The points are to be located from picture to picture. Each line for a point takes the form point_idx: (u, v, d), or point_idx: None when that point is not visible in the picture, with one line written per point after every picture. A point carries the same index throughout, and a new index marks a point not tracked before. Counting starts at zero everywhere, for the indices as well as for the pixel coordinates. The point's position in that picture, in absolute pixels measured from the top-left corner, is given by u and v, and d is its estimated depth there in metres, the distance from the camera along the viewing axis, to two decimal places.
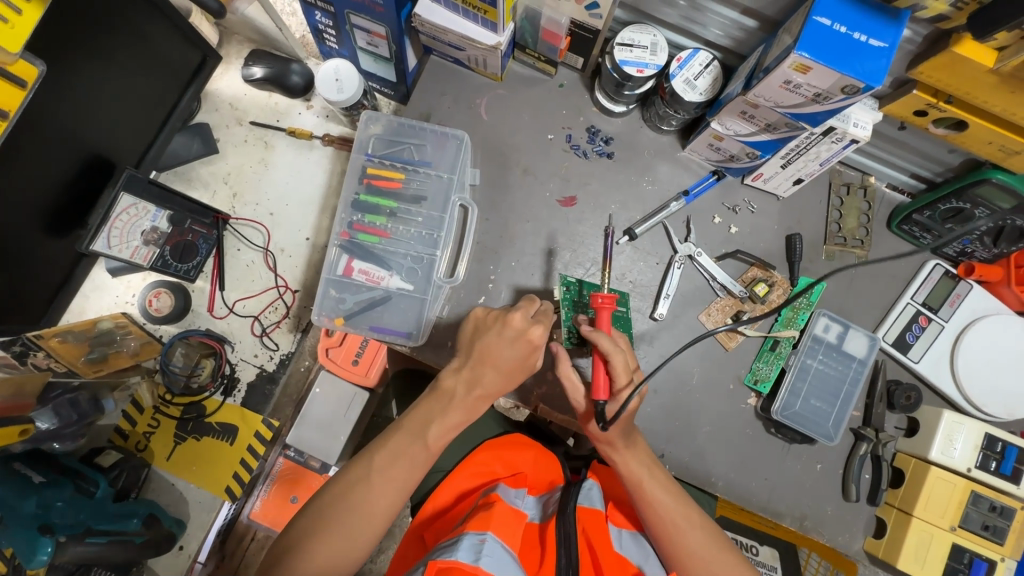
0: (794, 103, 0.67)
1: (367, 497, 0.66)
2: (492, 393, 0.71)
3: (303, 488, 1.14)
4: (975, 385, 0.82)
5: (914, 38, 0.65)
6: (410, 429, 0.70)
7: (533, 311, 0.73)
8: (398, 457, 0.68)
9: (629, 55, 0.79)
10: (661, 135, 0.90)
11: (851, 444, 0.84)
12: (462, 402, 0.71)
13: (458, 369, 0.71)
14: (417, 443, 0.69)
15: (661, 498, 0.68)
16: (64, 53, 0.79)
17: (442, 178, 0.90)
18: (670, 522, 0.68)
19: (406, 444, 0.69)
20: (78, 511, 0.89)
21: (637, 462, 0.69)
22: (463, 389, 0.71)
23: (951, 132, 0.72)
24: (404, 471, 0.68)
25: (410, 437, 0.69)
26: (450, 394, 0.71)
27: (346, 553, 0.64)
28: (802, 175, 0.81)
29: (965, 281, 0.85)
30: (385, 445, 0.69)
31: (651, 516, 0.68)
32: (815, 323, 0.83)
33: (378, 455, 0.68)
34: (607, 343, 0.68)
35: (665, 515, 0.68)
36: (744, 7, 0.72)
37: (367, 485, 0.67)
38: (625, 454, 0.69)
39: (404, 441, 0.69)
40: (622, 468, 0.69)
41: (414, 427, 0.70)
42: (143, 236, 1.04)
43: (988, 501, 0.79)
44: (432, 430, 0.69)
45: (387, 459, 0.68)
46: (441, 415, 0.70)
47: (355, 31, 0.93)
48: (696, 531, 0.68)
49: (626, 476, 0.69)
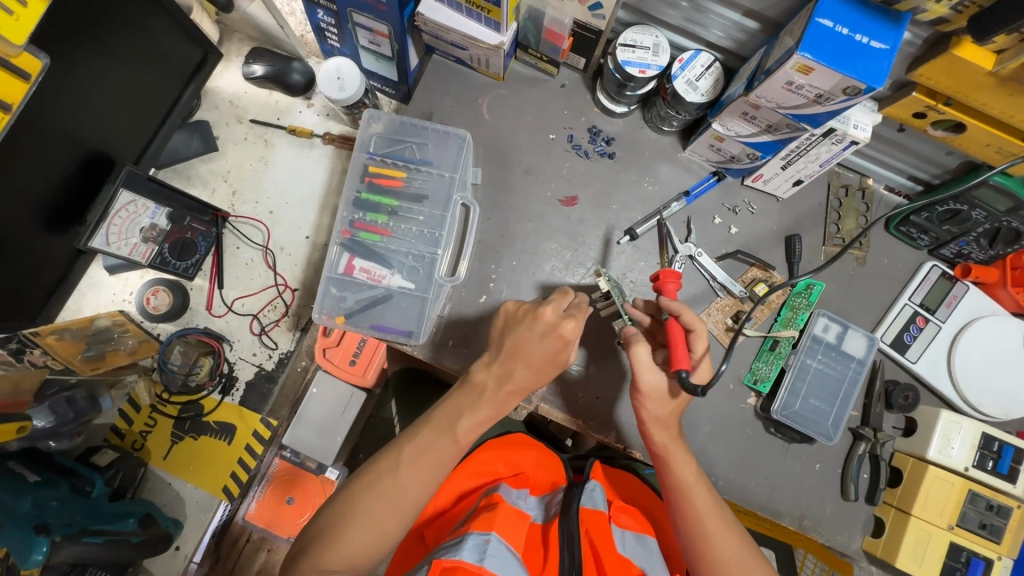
0: (796, 104, 0.68)
1: (393, 489, 0.66)
2: (522, 389, 0.71)
3: (301, 490, 1.10)
4: (972, 385, 0.83)
5: (913, 41, 0.66)
6: (440, 423, 0.70)
7: (566, 304, 0.74)
8: (428, 449, 0.68)
9: (632, 55, 0.79)
10: (662, 136, 0.91)
11: (850, 444, 0.84)
12: (494, 397, 0.71)
13: (489, 364, 0.72)
14: (446, 436, 0.69)
15: (703, 496, 0.70)
16: (64, 47, 0.79)
17: (444, 176, 0.90)
18: (708, 523, 0.68)
19: (434, 437, 0.69)
20: (74, 511, 0.88)
21: (685, 459, 0.72)
22: (494, 382, 0.71)
23: (949, 134, 0.73)
24: (431, 464, 0.68)
25: (438, 431, 0.69)
26: (481, 387, 0.71)
27: (372, 543, 0.63)
28: (802, 176, 0.82)
29: (962, 282, 0.86)
30: (414, 438, 0.69)
31: (691, 514, 0.69)
32: (815, 322, 0.83)
33: (407, 448, 0.68)
34: (689, 315, 0.71)
35: (706, 514, 0.69)
36: (746, 9, 0.72)
37: (395, 474, 0.66)
38: (676, 447, 0.72)
39: (432, 435, 0.69)
40: (671, 462, 0.71)
41: (443, 421, 0.70)
42: (142, 234, 1.05)
43: (985, 499, 0.79)
44: (463, 422, 0.69)
45: (416, 450, 0.68)
46: (472, 409, 0.70)
47: (357, 29, 0.93)
48: (732, 536, 0.68)
49: (673, 471, 0.71)
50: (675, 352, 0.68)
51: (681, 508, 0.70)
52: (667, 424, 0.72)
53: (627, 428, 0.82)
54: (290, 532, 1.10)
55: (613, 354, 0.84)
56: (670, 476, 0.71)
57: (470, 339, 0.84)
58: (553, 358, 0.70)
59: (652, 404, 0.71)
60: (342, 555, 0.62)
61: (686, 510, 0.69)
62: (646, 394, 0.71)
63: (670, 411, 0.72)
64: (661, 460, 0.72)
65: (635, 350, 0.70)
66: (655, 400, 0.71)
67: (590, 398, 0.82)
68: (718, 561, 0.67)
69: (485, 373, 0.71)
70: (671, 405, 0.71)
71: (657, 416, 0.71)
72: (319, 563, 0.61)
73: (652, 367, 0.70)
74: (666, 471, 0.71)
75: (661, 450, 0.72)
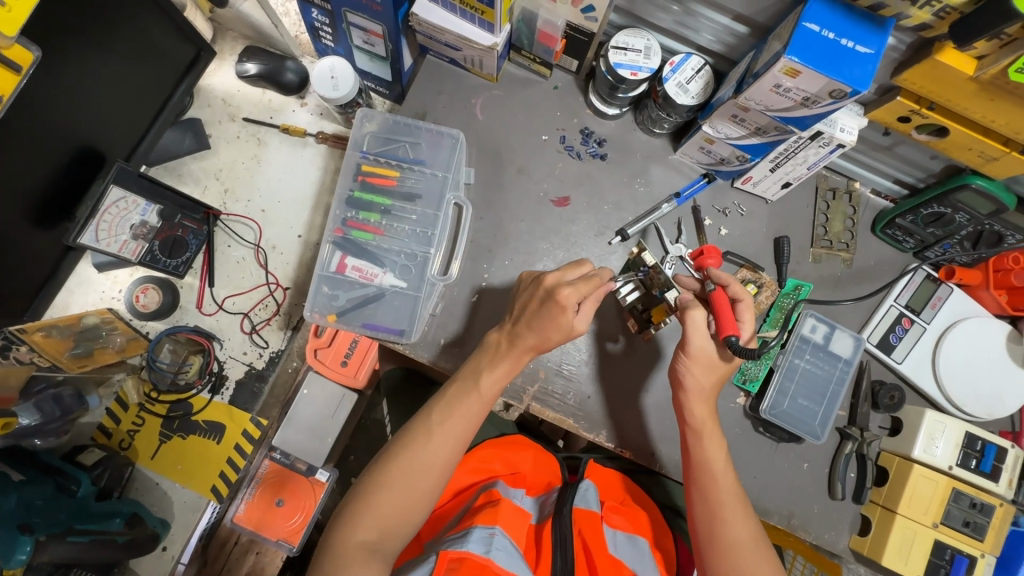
0: (784, 107, 0.69)
1: (421, 455, 0.67)
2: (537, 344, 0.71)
3: (290, 492, 1.07)
4: (957, 386, 0.84)
5: (898, 46, 0.67)
6: (466, 381, 0.71)
7: (574, 273, 0.72)
8: (455, 408, 0.70)
9: (624, 58, 0.80)
10: (654, 138, 0.92)
11: (837, 443, 0.85)
12: (508, 353, 0.71)
13: (504, 325, 0.74)
14: (472, 395, 0.70)
15: (727, 481, 0.71)
16: (54, 39, 0.79)
17: (437, 175, 0.90)
18: (728, 506, 0.70)
19: (460, 397, 0.70)
20: (58, 511, 0.87)
21: (717, 441, 0.73)
22: (507, 341, 0.72)
23: (933, 138, 0.74)
24: (459, 424, 0.69)
25: (462, 390, 0.71)
26: (495, 346, 0.73)
27: (404, 509, 0.66)
28: (790, 179, 0.83)
29: (946, 285, 0.88)
30: (442, 398, 0.71)
31: (712, 495, 0.70)
32: (803, 323, 0.85)
33: (436, 410, 0.70)
34: (738, 287, 0.73)
35: (728, 497, 0.70)
36: (735, 13, 0.74)
37: (426, 440, 0.68)
38: (712, 425, 0.74)
39: (458, 395, 0.70)
40: (704, 439, 0.73)
41: (467, 380, 0.71)
42: (131, 230, 1.03)
43: (969, 498, 0.80)
44: (485, 377, 0.71)
45: (444, 413, 0.69)
46: (490, 367, 0.72)
47: (351, 29, 0.93)
48: (746, 521, 0.69)
49: (704, 450, 0.73)
50: (726, 319, 0.69)
51: (704, 488, 0.71)
52: (708, 398, 0.74)
53: (618, 427, 0.82)
54: (279, 535, 1.06)
55: (605, 353, 0.84)
56: (697, 451, 0.73)
57: (462, 338, 0.84)
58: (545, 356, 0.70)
59: (698, 371, 0.73)
60: (376, 520, 0.64)
61: (708, 490, 0.71)
62: (693, 359, 0.72)
63: (714, 383, 0.74)
64: (695, 435, 0.74)
65: (690, 314, 0.72)
66: (701, 367, 0.73)
67: (582, 397, 0.83)
68: (730, 544, 0.68)
69: (501, 331, 0.74)
70: (715, 376, 0.73)
71: (702, 383, 0.73)
72: (353, 528, 0.64)
73: (703, 333, 0.72)
74: (697, 447, 0.73)
75: (697, 425, 0.73)
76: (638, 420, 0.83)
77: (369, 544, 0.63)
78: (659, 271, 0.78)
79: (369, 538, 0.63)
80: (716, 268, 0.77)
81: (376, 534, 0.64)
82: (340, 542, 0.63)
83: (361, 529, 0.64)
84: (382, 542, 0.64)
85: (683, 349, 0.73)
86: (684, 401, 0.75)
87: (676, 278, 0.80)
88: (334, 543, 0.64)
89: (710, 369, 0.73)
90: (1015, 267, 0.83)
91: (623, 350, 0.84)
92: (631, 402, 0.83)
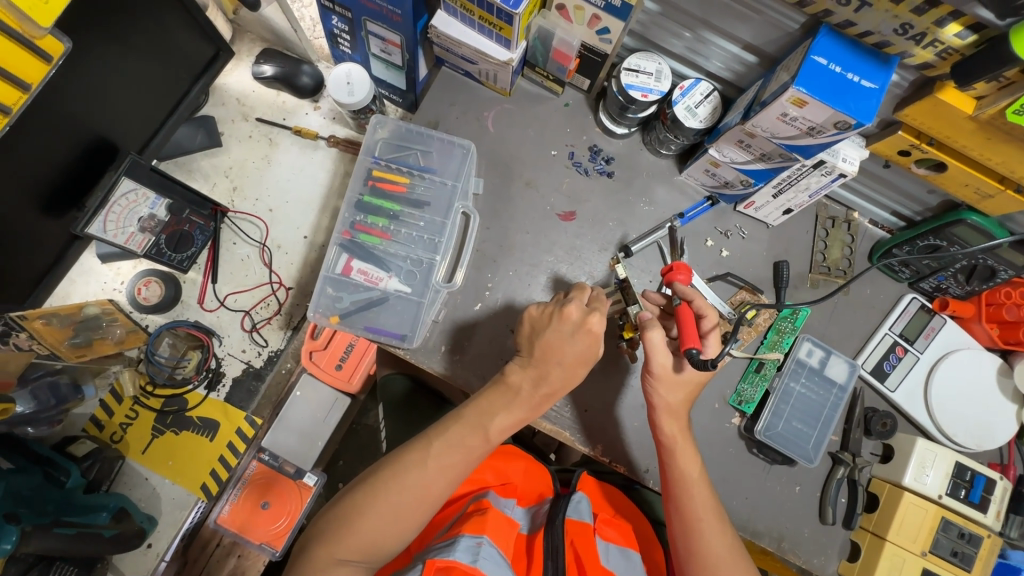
0: (789, 135, 0.71)
1: (416, 485, 0.67)
2: (538, 375, 0.72)
3: (276, 495, 1.08)
4: (947, 416, 0.86)
5: (900, 83, 0.69)
6: (466, 413, 0.71)
7: (584, 298, 0.76)
8: (453, 438, 0.69)
9: (635, 80, 0.82)
10: (660, 159, 0.94)
11: (829, 468, 0.86)
12: (516, 390, 0.72)
13: (517, 361, 0.73)
14: (478, 433, 0.70)
15: (704, 496, 0.72)
16: (74, 32, 0.80)
17: (446, 184, 0.92)
18: (704, 521, 0.70)
19: (463, 434, 0.70)
20: (46, 502, 0.89)
21: (690, 456, 0.74)
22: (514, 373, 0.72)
23: (932, 172, 0.77)
24: (459, 460, 0.69)
25: (468, 428, 0.70)
26: (517, 390, 0.72)
27: (393, 533, 0.66)
28: (791, 206, 0.85)
29: (939, 316, 0.90)
30: (444, 430, 0.70)
31: (689, 511, 0.71)
32: (799, 347, 0.86)
33: (437, 443, 0.69)
34: (702, 302, 0.75)
35: (706, 513, 0.71)
36: (745, 43, 0.76)
37: (422, 470, 0.68)
38: (683, 440, 0.74)
39: (460, 430, 0.70)
40: (676, 456, 0.73)
41: (469, 416, 0.71)
42: (139, 223, 1.03)
43: (958, 527, 0.82)
44: (497, 421, 0.71)
45: (445, 447, 0.69)
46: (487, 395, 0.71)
47: (370, 37, 0.95)
48: (727, 539, 0.70)
49: (679, 465, 0.73)
50: (688, 331, 0.71)
51: (680, 504, 0.72)
52: (678, 415, 0.75)
53: (612, 441, 0.83)
54: (263, 539, 1.07)
55: (603, 366, 0.85)
56: (673, 470, 0.73)
57: (463, 345, 0.84)
58: (552, 373, 0.72)
59: (663, 390, 0.74)
60: (360, 540, 0.64)
61: (686, 506, 0.71)
62: (659, 379, 0.73)
63: (682, 400, 0.74)
64: (666, 453, 0.74)
65: (649, 333, 0.73)
66: (667, 385, 0.74)
67: (579, 410, 0.83)
68: (708, 560, 0.69)
69: None
70: (682, 394, 0.74)
71: (667, 404, 0.74)
72: (338, 544, 0.64)
73: (665, 351, 0.72)
74: (672, 466, 0.73)
75: (666, 441, 0.74)
76: (633, 435, 0.84)
77: (353, 563, 0.64)
78: (630, 285, 0.82)
79: (352, 558, 0.64)
80: (684, 283, 0.79)
81: (360, 554, 0.64)
82: (322, 557, 0.63)
83: (344, 547, 0.64)
84: (365, 559, 0.65)
85: (647, 370, 0.73)
86: (655, 420, 0.75)
87: (643, 293, 0.84)
88: (315, 554, 0.64)
89: (676, 387, 0.74)
90: (1007, 302, 0.84)
91: (618, 365, 0.85)
92: (623, 415, 0.84)
